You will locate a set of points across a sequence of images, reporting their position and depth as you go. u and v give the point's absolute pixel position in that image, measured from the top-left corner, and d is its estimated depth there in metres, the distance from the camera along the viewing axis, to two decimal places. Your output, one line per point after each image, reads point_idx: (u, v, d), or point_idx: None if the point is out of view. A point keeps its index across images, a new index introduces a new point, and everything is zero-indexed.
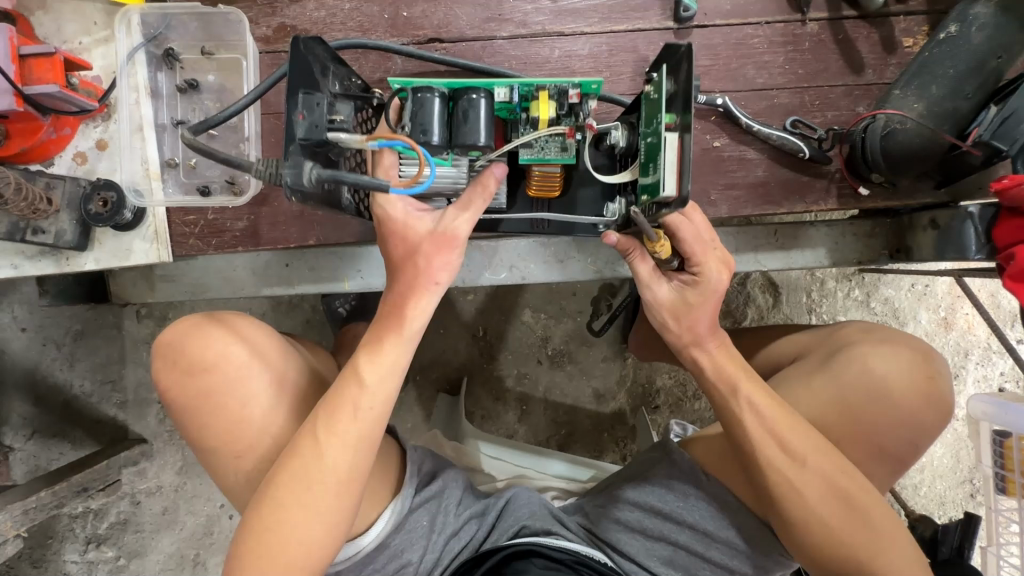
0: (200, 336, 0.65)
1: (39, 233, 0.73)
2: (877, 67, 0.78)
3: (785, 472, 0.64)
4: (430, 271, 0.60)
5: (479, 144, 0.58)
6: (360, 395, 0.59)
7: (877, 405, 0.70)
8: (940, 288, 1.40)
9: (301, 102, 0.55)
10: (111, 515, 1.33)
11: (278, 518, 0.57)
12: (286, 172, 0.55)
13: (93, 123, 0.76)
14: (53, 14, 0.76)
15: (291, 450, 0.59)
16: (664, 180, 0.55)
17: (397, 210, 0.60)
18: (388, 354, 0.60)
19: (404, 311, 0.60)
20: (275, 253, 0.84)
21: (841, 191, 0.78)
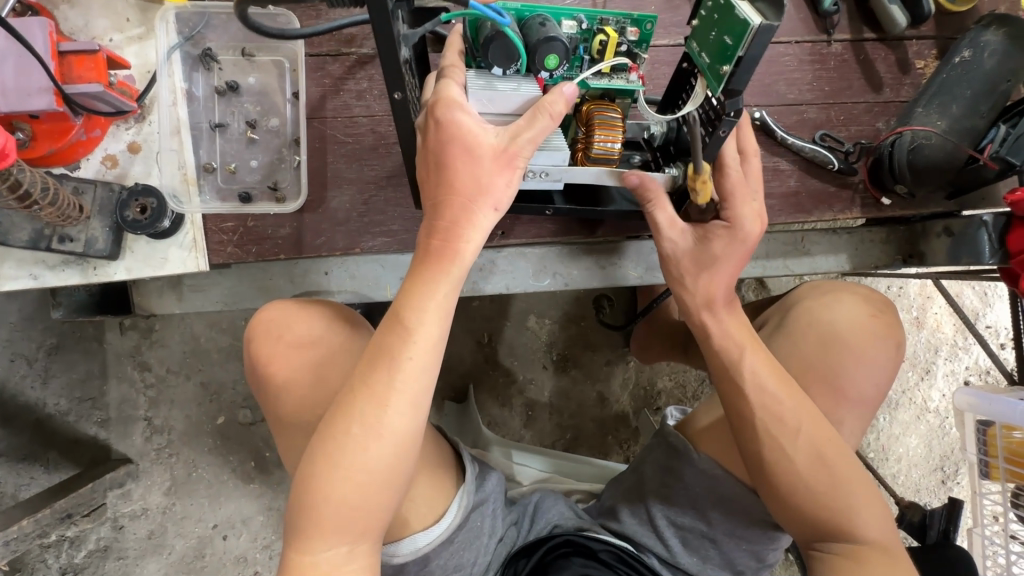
0: (297, 317, 0.69)
1: (66, 241, 0.69)
2: (894, 87, 0.85)
3: (780, 437, 0.64)
4: (494, 193, 0.53)
5: (561, 39, 0.57)
6: (403, 346, 0.53)
7: (833, 356, 0.74)
8: (912, 289, 1.50)
9: None
10: (90, 542, 1.24)
11: (326, 477, 0.52)
12: None
13: (125, 125, 0.72)
14: (80, 8, 0.72)
15: (343, 405, 0.54)
16: (748, 17, 0.53)
17: (468, 121, 0.52)
18: (439, 297, 0.54)
19: (458, 242, 0.54)
20: (312, 262, 0.81)
21: (864, 201, 0.84)
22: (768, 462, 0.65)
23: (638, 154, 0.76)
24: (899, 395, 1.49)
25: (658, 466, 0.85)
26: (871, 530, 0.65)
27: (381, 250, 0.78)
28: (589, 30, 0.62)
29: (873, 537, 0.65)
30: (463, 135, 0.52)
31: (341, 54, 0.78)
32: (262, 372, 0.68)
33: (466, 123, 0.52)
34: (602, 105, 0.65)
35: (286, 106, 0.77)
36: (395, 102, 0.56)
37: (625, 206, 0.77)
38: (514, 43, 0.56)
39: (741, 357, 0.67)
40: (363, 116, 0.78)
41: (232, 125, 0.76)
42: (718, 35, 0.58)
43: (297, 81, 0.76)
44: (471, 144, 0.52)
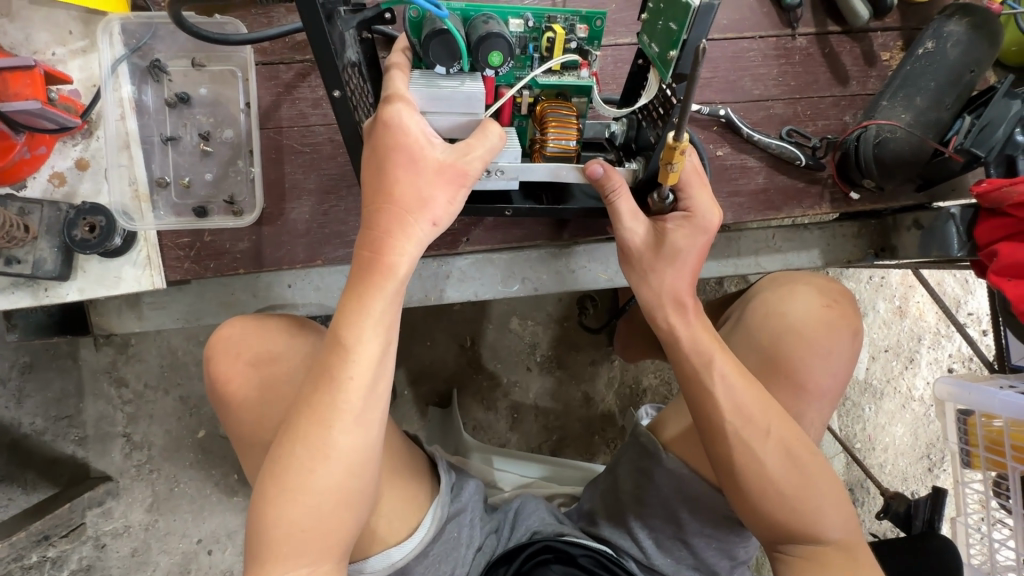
0: (256, 333, 0.68)
1: (13, 263, 0.66)
2: (860, 79, 0.84)
3: (741, 445, 0.63)
4: (432, 206, 0.52)
5: (503, 34, 0.54)
6: (345, 363, 0.52)
7: (789, 351, 0.73)
8: (893, 279, 1.50)
9: None
10: (72, 562, 1.22)
11: (279, 500, 0.51)
12: None
13: (71, 141, 0.70)
14: (21, 21, 0.69)
15: (289, 429, 0.52)
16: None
17: (412, 128, 0.51)
18: (376, 310, 0.52)
19: (390, 255, 0.52)
20: (276, 274, 0.79)
21: (833, 195, 0.83)
22: (728, 469, 0.64)
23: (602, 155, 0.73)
24: (883, 385, 1.49)
25: (631, 469, 0.84)
26: (835, 530, 0.64)
27: (344, 261, 0.76)
28: (537, 27, 0.60)
29: (840, 534, 0.65)
30: (404, 142, 0.51)
31: (294, 61, 0.76)
32: (220, 393, 0.66)
33: (411, 129, 0.51)
34: (556, 103, 0.64)
35: (240, 116, 0.75)
36: (334, 100, 0.55)
37: (587, 207, 0.74)
38: (453, 38, 0.54)
39: (698, 366, 0.66)
40: (321, 125, 0.76)
41: (185, 138, 0.74)
42: (664, 22, 0.55)
43: (250, 92, 0.74)
44: (413, 153, 0.51)
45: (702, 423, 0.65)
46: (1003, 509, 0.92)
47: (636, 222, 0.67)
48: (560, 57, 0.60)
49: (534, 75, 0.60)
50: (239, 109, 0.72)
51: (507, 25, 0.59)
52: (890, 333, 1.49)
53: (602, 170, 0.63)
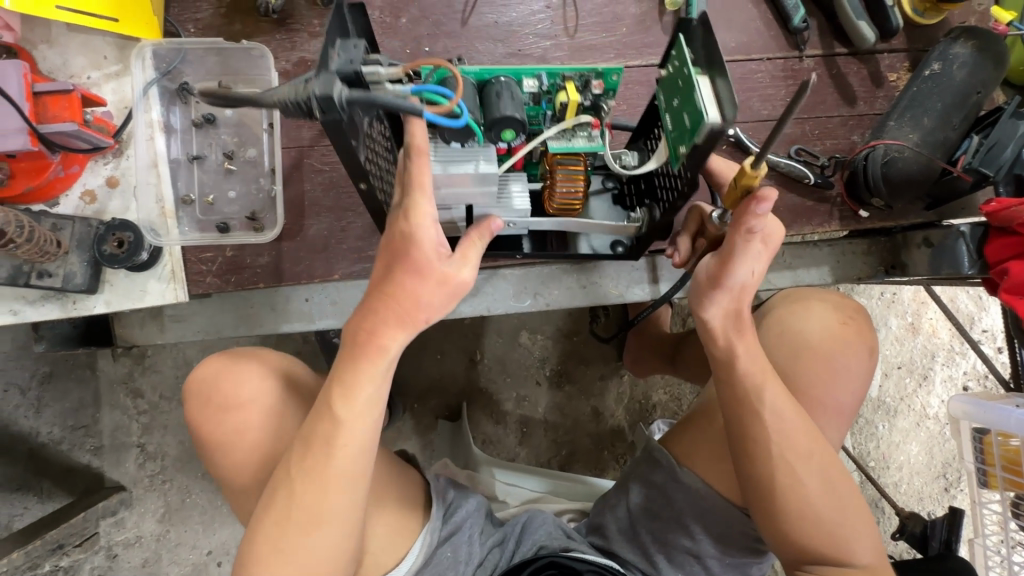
0: (233, 376, 0.69)
1: (45, 276, 0.69)
2: (867, 100, 0.85)
3: (779, 470, 0.64)
4: (429, 302, 0.53)
5: (516, 119, 0.57)
6: (347, 430, 0.55)
7: (807, 368, 0.74)
8: (905, 295, 1.50)
9: (336, 40, 0.46)
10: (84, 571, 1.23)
11: (280, 553, 0.54)
12: (312, 87, 0.44)
13: (103, 160, 0.73)
14: (59, 47, 0.73)
15: (277, 489, 0.55)
16: (704, 106, 0.51)
17: (426, 242, 0.51)
18: (372, 384, 0.55)
19: (380, 337, 0.53)
20: (294, 288, 0.82)
21: (842, 214, 0.84)
22: (761, 495, 0.65)
23: (610, 182, 0.77)
24: (897, 403, 1.48)
25: (641, 484, 0.85)
26: (864, 555, 0.66)
27: (359, 275, 0.78)
28: (551, 86, 0.61)
29: (868, 559, 0.66)
30: (413, 255, 0.51)
31: None
32: (202, 436, 0.68)
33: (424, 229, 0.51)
34: (567, 159, 0.67)
35: (263, 136, 0.78)
36: (360, 191, 0.59)
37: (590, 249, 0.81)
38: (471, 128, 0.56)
39: (749, 392, 0.65)
40: None
41: (210, 157, 0.77)
42: (682, 111, 0.57)
43: (273, 114, 0.77)
44: (418, 253, 0.51)
45: (738, 448, 0.66)
46: (1020, 530, 0.90)
47: (761, 266, 0.61)
48: (575, 117, 0.62)
49: (546, 139, 0.62)
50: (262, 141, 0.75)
51: (521, 85, 0.60)
52: (902, 350, 1.48)
53: (769, 208, 0.56)
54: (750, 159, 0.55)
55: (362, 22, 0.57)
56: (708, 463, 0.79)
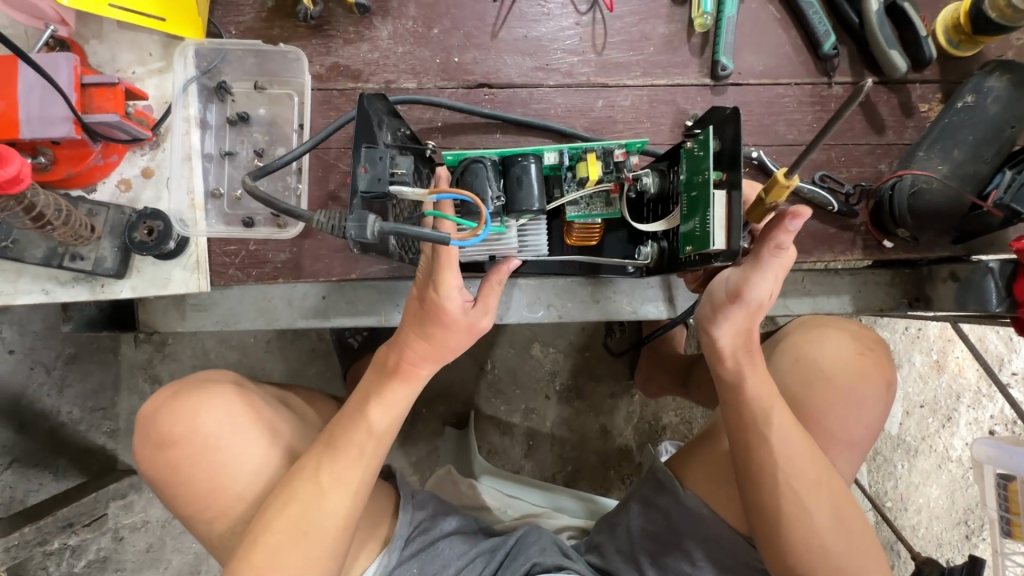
0: (179, 405, 0.76)
1: (77, 259, 0.72)
2: (896, 129, 0.84)
3: (786, 499, 0.63)
4: (450, 342, 0.67)
5: (534, 208, 0.62)
6: (368, 440, 0.68)
7: (822, 397, 0.72)
8: (931, 332, 1.45)
9: (364, 155, 0.53)
10: (89, 553, 1.29)
11: (289, 548, 0.65)
12: (349, 225, 0.51)
13: (140, 151, 0.76)
14: (109, 42, 0.76)
15: (291, 493, 0.66)
16: (713, 234, 0.57)
17: (452, 302, 0.64)
18: (393, 404, 0.69)
19: (416, 369, 0.69)
20: (313, 285, 0.84)
21: (866, 243, 0.82)
22: (767, 525, 0.63)
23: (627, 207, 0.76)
24: (917, 442, 1.43)
25: (644, 505, 0.84)
26: None
27: (376, 276, 0.80)
28: (573, 157, 0.66)
29: None
30: (443, 315, 0.65)
31: (347, 88, 0.81)
32: (165, 457, 0.75)
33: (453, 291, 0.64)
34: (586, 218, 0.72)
35: (292, 136, 0.80)
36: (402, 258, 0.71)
37: (607, 271, 0.80)
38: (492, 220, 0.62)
39: (756, 416, 0.64)
40: None
41: (241, 154, 0.79)
42: (695, 220, 0.61)
43: (303, 115, 0.79)
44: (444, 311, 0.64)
45: (744, 475, 0.65)
46: None
47: (777, 284, 0.62)
48: (594, 184, 0.66)
49: (567, 209, 0.68)
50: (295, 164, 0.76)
51: (543, 160, 0.65)
52: (925, 389, 1.44)
53: (801, 224, 0.56)
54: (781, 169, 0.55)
55: (387, 102, 0.60)
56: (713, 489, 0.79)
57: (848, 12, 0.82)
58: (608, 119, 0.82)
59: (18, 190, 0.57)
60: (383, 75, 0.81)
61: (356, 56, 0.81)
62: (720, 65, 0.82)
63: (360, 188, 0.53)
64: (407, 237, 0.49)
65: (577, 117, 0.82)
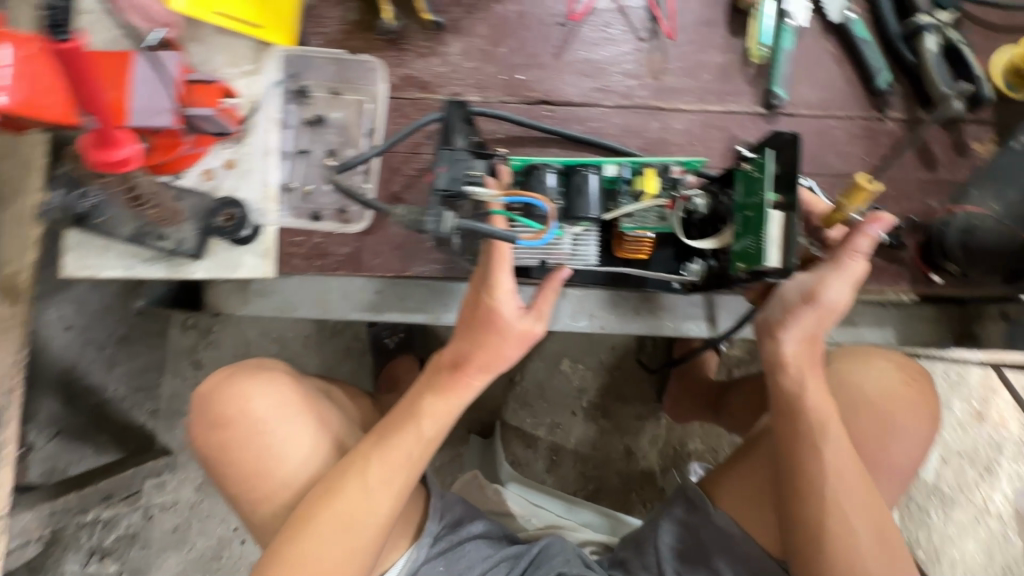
0: (236, 389, 0.81)
1: (161, 239, 0.79)
2: (949, 166, 0.85)
3: (830, 515, 0.66)
4: (501, 356, 0.70)
5: (591, 216, 0.64)
6: (414, 444, 0.71)
7: (872, 423, 0.73)
8: (973, 378, 1.41)
9: (445, 157, 0.58)
10: (119, 528, 1.41)
11: (330, 542, 0.68)
12: (427, 220, 0.55)
13: (225, 145, 0.82)
14: (206, 45, 0.83)
15: (339, 487, 0.70)
16: (769, 251, 0.58)
17: (506, 311, 0.68)
18: (443, 411, 0.72)
19: (465, 377, 0.71)
20: (368, 280, 0.88)
21: (913, 276, 0.83)
22: (810, 538, 0.66)
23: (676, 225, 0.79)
24: (954, 492, 1.38)
25: (672, 523, 0.86)
26: None
27: (429, 276, 0.84)
28: (632, 171, 0.70)
29: None
30: (496, 321, 0.68)
31: (416, 97, 0.86)
32: (219, 437, 0.80)
33: (506, 303, 0.68)
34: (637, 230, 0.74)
35: (362, 139, 0.85)
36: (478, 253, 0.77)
37: (652, 286, 0.83)
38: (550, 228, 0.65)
39: (812, 432, 0.67)
40: (429, 154, 0.84)
41: (315, 152, 0.85)
42: (746, 237, 0.64)
43: (375, 120, 0.85)
44: (498, 315, 0.68)
45: (789, 487, 0.68)
46: None
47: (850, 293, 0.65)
48: (653, 199, 0.68)
49: (622, 219, 0.70)
50: (368, 166, 0.81)
51: (603, 172, 0.68)
52: (965, 437, 1.39)
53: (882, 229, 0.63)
54: (865, 176, 0.65)
55: (465, 110, 0.65)
56: (750, 509, 0.80)
57: (904, 51, 0.84)
58: (661, 141, 0.85)
59: (122, 169, 0.62)
60: (450, 87, 0.86)
61: (427, 69, 0.86)
62: (774, 95, 0.84)
63: (439, 185, 0.57)
64: (484, 236, 0.54)
65: (631, 137, 0.85)
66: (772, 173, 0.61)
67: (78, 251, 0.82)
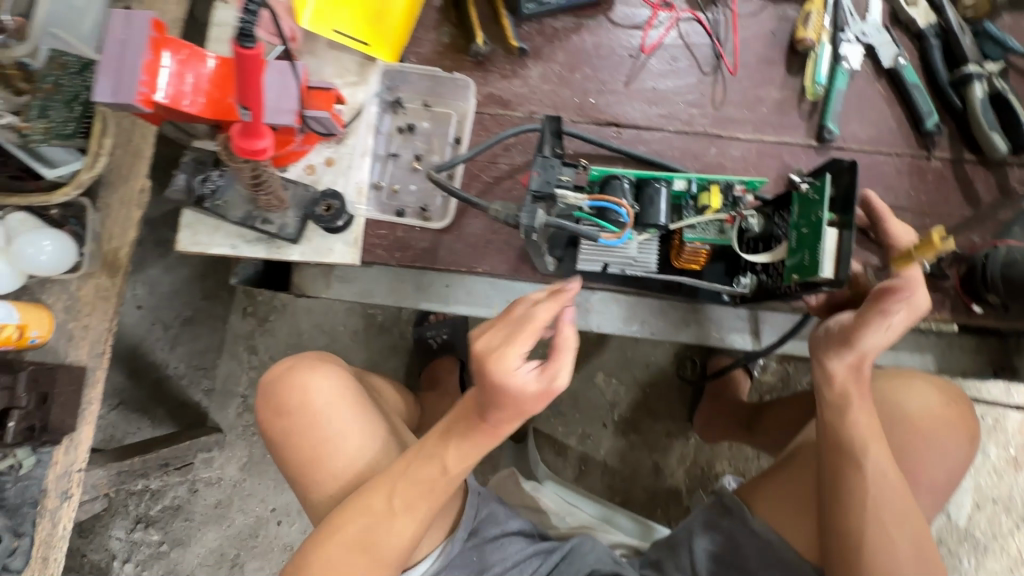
0: (308, 378, 0.89)
1: (267, 223, 0.89)
2: (992, 205, 0.90)
3: (872, 524, 0.69)
4: (519, 413, 0.68)
5: (659, 223, 0.73)
6: (440, 476, 0.74)
7: (913, 439, 0.77)
8: (1010, 425, 1.41)
9: (540, 163, 0.69)
10: (166, 498, 1.51)
11: (360, 547, 0.74)
12: (522, 216, 0.65)
13: (327, 144, 0.93)
14: (317, 58, 0.95)
15: (373, 498, 0.75)
16: (823, 263, 0.66)
17: (514, 378, 0.63)
18: (467, 451, 0.74)
19: (486, 425, 0.71)
20: (439, 274, 0.97)
21: (954, 305, 0.87)
22: (851, 545, 0.69)
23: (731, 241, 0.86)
24: (986, 539, 1.37)
25: (705, 526, 0.90)
26: None
27: (497, 274, 0.92)
28: (698, 187, 0.79)
29: None
30: (508, 387, 0.64)
31: (496, 113, 0.95)
32: (283, 423, 0.89)
33: (514, 374, 0.63)
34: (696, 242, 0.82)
35: (447, 147, 0.96)
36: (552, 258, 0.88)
37: (703, 297, 0.89)
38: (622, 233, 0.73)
39: (855, 445, 0.71)
40: (505, 164, 0.93)
41: (403, 156, 0.96)
42: (796, 249, 0.71)
43: (460, 130, 0.95)
44: (510, 388, 0.64)
45: (831, 495, 0.72)
46: None
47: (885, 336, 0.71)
48: (714, 212, 0.77)
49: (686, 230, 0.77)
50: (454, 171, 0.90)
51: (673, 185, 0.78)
52: (1000, 484, 1.39)
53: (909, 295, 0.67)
54: (938, 230, 0.65)
55: (557, 124, 0.75)
56: (789, 518, 0.84)
57: (952, 96, 0.90)
58: (718, 165, 0.93)
59: (255, 159, 0.73)
60: (528, 106, 0.95)
61: (508, 89, 0.96)
62: (826, 129, 0.91)
63: (534, 187, 0.69)
64: (568, 232, 0.64)
65: (690, 160, 0.93)
66: (829, 195, 0.69)
67: (192, 228, 0.92)
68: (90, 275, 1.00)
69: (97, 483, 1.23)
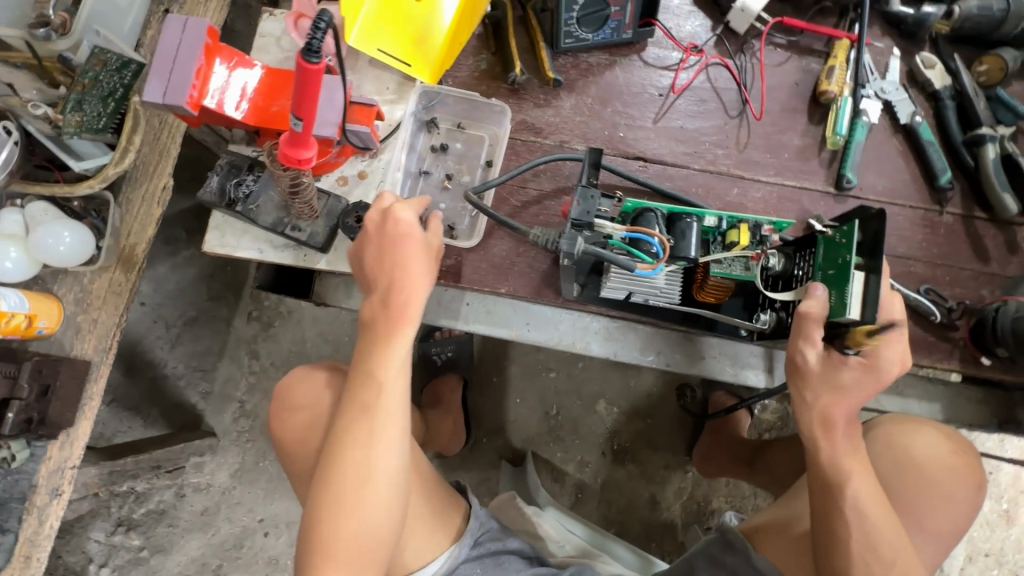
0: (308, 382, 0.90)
1: (296, 230, 0.89)
2: (1000, 261, 0.94)
3: (862, 566, 0.69)
4: (429, 267, 0.75)
5: (689, 256, 0.76)
6: (381, 388, 0.73)
7: (911, 487, 0.78)
8: (1004, 478, 1.42)
9: (581, 193, 0.73)
10: (151, 502, 1.46)
11: (349, 507, 0.69)
12: (563, 242, 0.71)
13: (361, 158, 0.95)
14: (358, 75, 0.98)
15: (340, 449, 0.71)
16: (850, 304, 0.69)
17: (404, 222, 0.74)
18: (400, 347, 0.74)
19: (407, 307, 0.74)
20: (461, 291, 0.98)
21: (962, 356, 0.90)
22: None
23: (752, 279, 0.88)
24: None
25: (707, 562, 0.90)
26: None
27: (519, 296, 0.93)
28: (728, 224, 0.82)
29: None
30: (402, 231, 0.74)
31: (528, 139, 0.98)
32: (282, 432, 0.89)
33: (405, 216, 0.74)
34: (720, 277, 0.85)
35: (479, 169, 0.99)
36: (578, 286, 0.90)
37: (722, 331, 0.90)
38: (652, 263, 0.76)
39: (832, 484, 0.72)
40: (534, 189, 0.96)
41: (434, 174, 0.99)
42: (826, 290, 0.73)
43: (494, 155, 0.98)
44: (405, 230, 0.74)
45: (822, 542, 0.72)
46: None
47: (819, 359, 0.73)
48: (741, 248, 0.81)
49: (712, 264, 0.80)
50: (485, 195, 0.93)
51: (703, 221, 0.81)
52: (992, 537, 1.40)
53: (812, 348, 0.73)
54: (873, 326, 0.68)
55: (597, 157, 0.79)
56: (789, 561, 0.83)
57: (965, 155, 0.94)
58: (740, 205, 0.96)
59: (298, 167, 0.74)
60: (559, 135, 0.98)
61: (541, 117, 0.99)
62: (844, 178, 0.95)
63: (573, 215, 0.74)
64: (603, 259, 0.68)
65: (712, 198, 0.96)
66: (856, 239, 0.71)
67: (220, 230, 0.93)
68: (104, 269, 0.99)
69: (88, 481, 1.20)
